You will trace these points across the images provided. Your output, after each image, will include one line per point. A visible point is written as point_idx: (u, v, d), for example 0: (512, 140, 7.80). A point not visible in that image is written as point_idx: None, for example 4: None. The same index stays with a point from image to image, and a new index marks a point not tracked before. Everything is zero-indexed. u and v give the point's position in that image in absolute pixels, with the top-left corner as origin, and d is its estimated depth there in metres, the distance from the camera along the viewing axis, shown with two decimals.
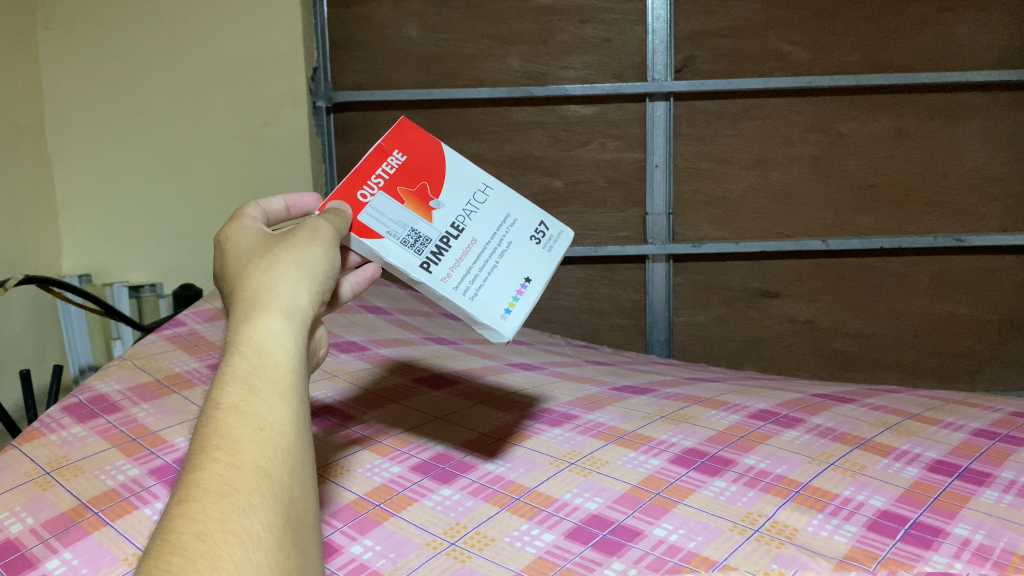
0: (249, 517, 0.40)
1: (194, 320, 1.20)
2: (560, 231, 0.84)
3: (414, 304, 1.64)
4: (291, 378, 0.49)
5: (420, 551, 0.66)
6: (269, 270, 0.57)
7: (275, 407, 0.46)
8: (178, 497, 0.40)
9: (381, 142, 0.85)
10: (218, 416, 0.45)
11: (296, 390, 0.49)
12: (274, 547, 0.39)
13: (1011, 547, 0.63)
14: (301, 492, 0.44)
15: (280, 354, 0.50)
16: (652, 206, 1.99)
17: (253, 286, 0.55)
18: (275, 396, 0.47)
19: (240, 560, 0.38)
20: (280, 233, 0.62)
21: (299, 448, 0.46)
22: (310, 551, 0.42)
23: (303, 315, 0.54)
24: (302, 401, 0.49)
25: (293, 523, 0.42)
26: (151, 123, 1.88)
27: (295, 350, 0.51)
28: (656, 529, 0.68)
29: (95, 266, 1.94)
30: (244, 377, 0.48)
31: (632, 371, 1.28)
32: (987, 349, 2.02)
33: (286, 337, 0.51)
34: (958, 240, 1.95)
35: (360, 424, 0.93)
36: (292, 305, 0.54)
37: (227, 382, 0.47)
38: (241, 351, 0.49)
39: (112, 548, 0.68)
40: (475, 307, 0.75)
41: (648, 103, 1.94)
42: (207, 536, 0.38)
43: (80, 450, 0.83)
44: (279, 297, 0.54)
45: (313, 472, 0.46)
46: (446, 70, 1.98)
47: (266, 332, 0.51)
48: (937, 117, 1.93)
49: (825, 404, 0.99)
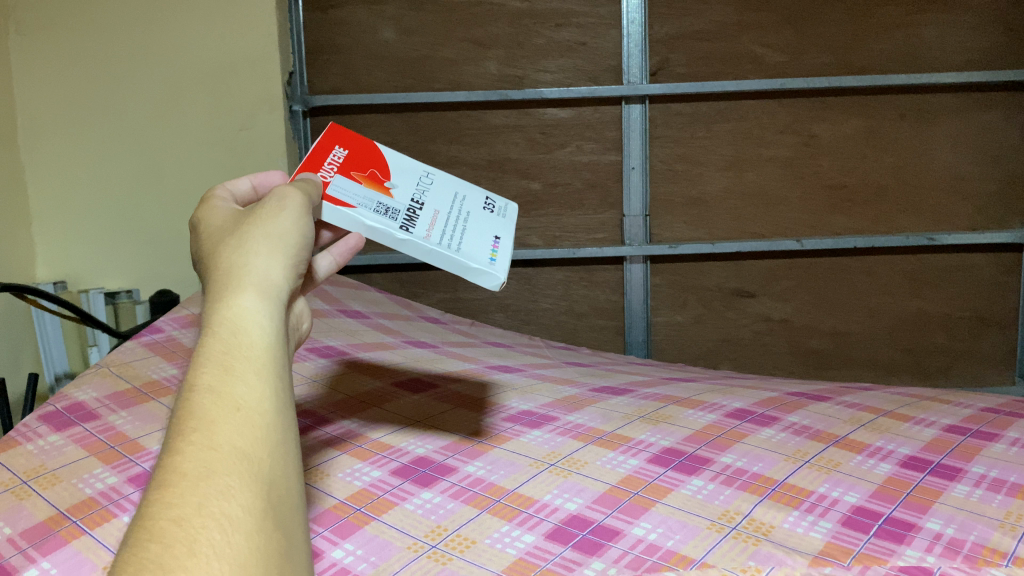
0: (227, 501, 0.40)
1: (172, 326, 1.19)
2: (506, 204, 0.87)
3: (393, 308, 1.64)
4: (267, 355, 0.49)
5: (401, 555, 0.67)
6: (241, 248, 0.56)
7: (252, 385, 0.46)
8: (156, 481, 0.41)
9: (321, 139, 0.86)
10: (194, 397, 0.45)
11: (273, 366, 0.48)
12: (254, 529, 0.40)
13: (982, 540, 0.65)
14: (282, 471, 0.44)
15: (254, 330, 0.49)
16: (629, 207, 2.01)
17: (225, 264, 0.55)
18: (251, 374, 0.47)
19: (219, 543, 0.38)
20: (251, 209, 0.62)
21: (277, 425, 0.46)
22: (292, 529, 0.42)
23: (278, 288, 0.54)
24: (279, 375, 0.48)
25: (272, 503, 0.42)
26: (127, 128, 1.87)
27: (271, 323, 0.51)
28: (635, 528, 0.69)
29: (68, 272, 1.92)
30: (219, 356, 0.47)
31: (609, 372, 1.28)
32: (959, 346, 2.05)
33: (260, 312, 0.51)
34: (930, 239, 1.98)
35: (339, 428, 0.93)
36: (266, 280, 0.54)
37: (202, 364, 0.47)
38: (214, 330, 0.49)
39: (91, 557, 0.68)
40: (462, 258, 0.77)
41: (624, 106, 1.96)
42: (184, 521, 0.38)
43: (58, 458, 0.83)
44: (251, 272, 0.53)
45: (294, 450, 0.46)
46: (422, 73, 1.98)
47: (239, 308, 0.50)
48: (908, 118, 1.96)
49: (800, 402, 1.00)
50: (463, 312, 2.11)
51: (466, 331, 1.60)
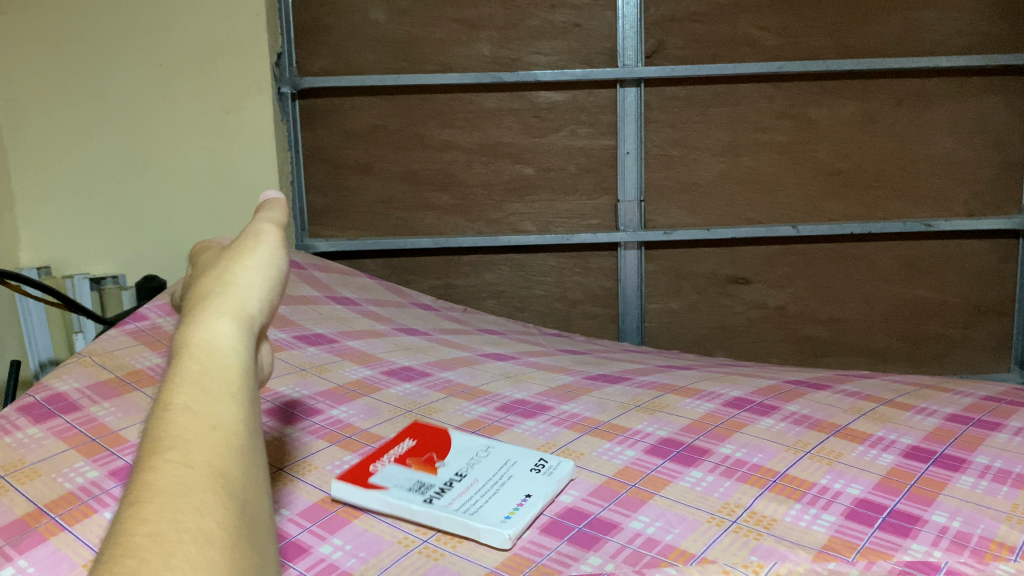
0: (204, 516, 0.39)
1: (157, 314, 1.16)
2: None
3: (385, 295, 1.61)
4: (241, 379, 0.49)
5: (391, 550, 0.65)
6: (220, 273, 0.56)
7: (226, 408, 0.46)
8: (129, 497, 0.39)
9: None
10: (168, 417, 0.44)
11: (246, 393, 0.48)
12: (231, 545, 0.38)
13: (989, 533, 0.63)
14: (254, 493, 0.43)
15: (229, 355, 0.49)
16: (624, 192, 1.99)
17: (203, 291, 0.54)
18: (226, 397, 0.47)
19: (195, 556, 0.36)
20: (233, 238, 0.62)
21: (249, 449, 0.45)
22: (267, 551, 0.41)
23: (254, 316, 0.53)
24: (249, 404, 0.48)
25: (247, 523, 0.41)
26: (112, 111, 1.83)
27: (245, 351, 0.51)
28: (633, 521, 0.67)
29: (53, 259, 1.88)
30: (195, 378, 0.47)
31: (604, 360, 1.26)
32: (954, 333, 2.04)
33: (236, 338, 0.50)
34: (927, 225, 1.96)
35: (329, 419, 0.91)
36: (244, 307, 0.53)
37: (177, 385, 0.47)
38: (188, 353, 0.49)
39: (70, 555, 0.66)
40: None
41: (619, 89, 1.93)
42: (162, 534, 0.37)
43: (36, 452, 0.80)
44: (228, 297, 0.53)
45: (264, 475, 0.46)
46: (414, 55, 1.94)
47: (214, 331, 0.50)
48: (906, 103, 1.93)
49: (799, 390, 0.99)
50: (456, 299, 2.09)
51: (458, 318, 1.57)
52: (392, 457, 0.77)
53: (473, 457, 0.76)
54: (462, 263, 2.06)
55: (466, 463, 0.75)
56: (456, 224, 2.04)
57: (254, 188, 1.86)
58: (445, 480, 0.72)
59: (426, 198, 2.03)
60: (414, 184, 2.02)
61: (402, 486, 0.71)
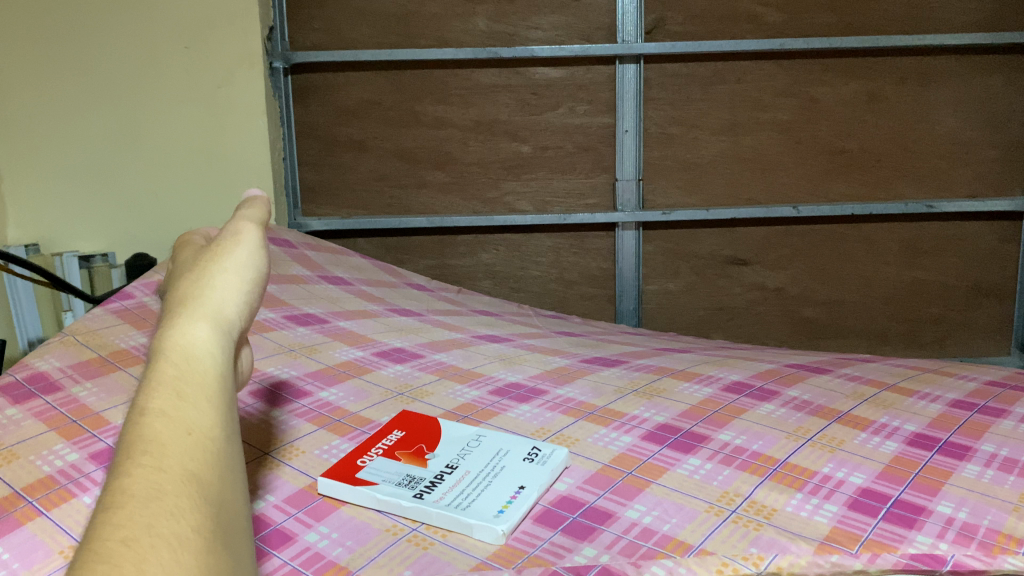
0: (177, 521, 0.37)
1: (143, 292, 1.13)
2: None
3: (378, 275, 1.58)
4: (218, 383, 0.47)
5: (379, 538, 0.62)
6: (199, 277, 0.54)
7: (203, 411, 0.44)
8: (101, 503, 0.37)
9: None
10: (144, 420, 0.42)
11: (223, 398, 0.46)
12: (206, 549, 0.36)
13: (996, 525, 0.61)
14: (231, 498, 0.41)
15: (206, 359, 0.47)
16: (622, 171, 1.96)
17: (180, 294, 0.52)
18: (203, 400, 0.45)
19: (170, 561, 0.34)
20: (210, 242, 0.60)
21: (227, 454, 0.43)
22: (246, 558, 0.39)
23: (232, 323, 0.52)
24: (227, 409, 0.46)
25: (223, 529, 0.38)
26: (100, 84, 1.79)
27: (222, 357, 0.49)
28: (629, 510, 0.65)
29: (41, 235, 1.84)
30: (171, 382, 0.45)
31: (601, 342, 1.24)
32: (954, 316, 2.02)
33: (214, 343, 0.49)
34: (929, 206, 1.94)
35: (318, 401, 0.89)
36: (221, 313, 0.51)
37: (153, 388, 0.45)
38: (163, 357, 0.47)
39: (47, 541, 0.63)
40: None
41: (618, 65, 1.89)
42: (135, 539, 0.34)
43: (15, 434, 0.78)
44: (206, 302, 0.51)
45: (241, 483, 0.43)
46: (408, 30, 1.91)
47: (191, 336, 0.48)
48: (910, 81, 1.90)
49: (800, 374, 0.96)
50: (451, 279, 2.06)
51: (452, 299, 1.54)
52: (381, 450, 0.75)
53: (464, 448, 0.74)
54: (457, 243, 2.03)
55: (457, 453, 0.73)
56: (451, 203, 2.01)
57: (245, 165, 1.83)
58: (435, 473, 0.70)
59: (421, 176, 2.00)
60: (408, 161, 1.99)
61: (392, 481, 0.69)
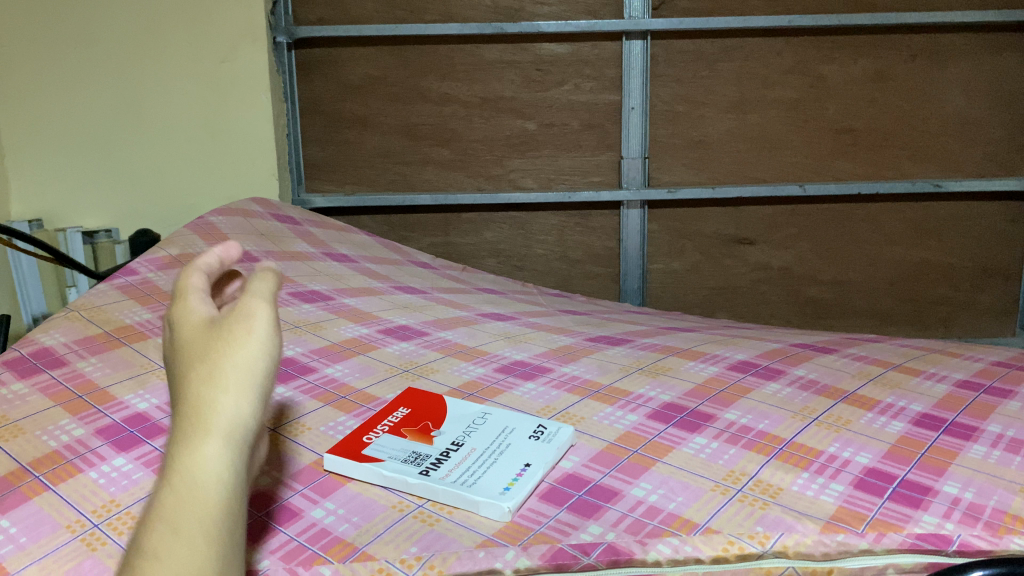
0: None
1: (147, 267, 1.12)
2: None
3: (382, 252, 1.58)
4: (222, 514, 0.44)
5: (385, 515, 0.63)
6: (216, 366, 0.49)
7: (199, 560, 0.42)
8: None
9: None
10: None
11: (227, 531, 0.44)
12: None
13: (1002, 506, 0.61)
14: None
15: (213, 488, 0.44)
16: (628, 149, 1.94)
17: (193, 390, 0.48)
18: (201, 544, 0.43)
19: None
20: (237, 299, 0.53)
21: None
22: None
23: (253, 426, 0.48)
24: (227, 544, 0.44)
25: None
26: (102, 59, 1.77)
27: (232, 479, 0.46)
28: (634, 489, 0.65)
29: (44, 211, 1.84)
30: (171, 524, 0.43)
31: (605, 320, 1.24)
32: (959, 297, 2.01)
33: (224, 464, 0.45)
34: (937, 185, 1.92)
35: (323, 377, 0.89)
36: (237, 420, 0.47)
37: (154, 529, 0.43)
38: (168, 488, 0.44)
39: (53, 515, 0.64)
40: None
41: (625, 42, 1.88)
42: None
43: (21, 408, 0.78)
44: (220, 409, 0.47)
45: None
46: (413, 4, 1.89)
47: (201, 463, 0.45)
48: (919, 59, 1.88)
49: (806, 354, 0.96)
50: (455, 257, 2.06)
51: (456, 277, 1.54)
52: (387, 426, 0.75)
53: (470, 425, 0.74)
54: (461, 220, 2.02)
55: (463, 431, 0.73)
56: (456, 180, 2.00)
57: (249, 141, 1.82)
58: (441, 450, 0.70)
59: (425, 152, 1.99)
60: (413, 138, 1.98)
61: (398, 458, 0.69)
